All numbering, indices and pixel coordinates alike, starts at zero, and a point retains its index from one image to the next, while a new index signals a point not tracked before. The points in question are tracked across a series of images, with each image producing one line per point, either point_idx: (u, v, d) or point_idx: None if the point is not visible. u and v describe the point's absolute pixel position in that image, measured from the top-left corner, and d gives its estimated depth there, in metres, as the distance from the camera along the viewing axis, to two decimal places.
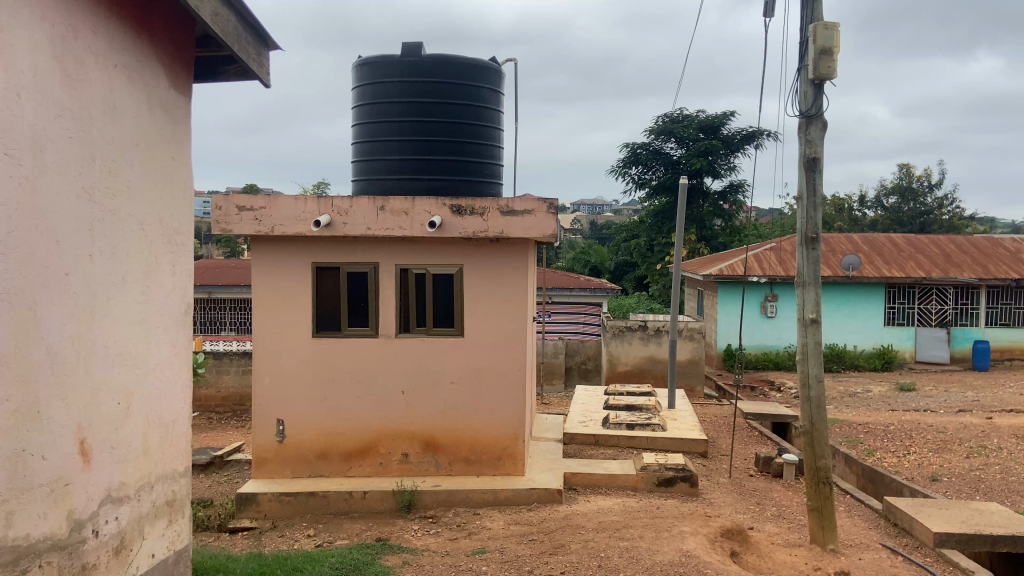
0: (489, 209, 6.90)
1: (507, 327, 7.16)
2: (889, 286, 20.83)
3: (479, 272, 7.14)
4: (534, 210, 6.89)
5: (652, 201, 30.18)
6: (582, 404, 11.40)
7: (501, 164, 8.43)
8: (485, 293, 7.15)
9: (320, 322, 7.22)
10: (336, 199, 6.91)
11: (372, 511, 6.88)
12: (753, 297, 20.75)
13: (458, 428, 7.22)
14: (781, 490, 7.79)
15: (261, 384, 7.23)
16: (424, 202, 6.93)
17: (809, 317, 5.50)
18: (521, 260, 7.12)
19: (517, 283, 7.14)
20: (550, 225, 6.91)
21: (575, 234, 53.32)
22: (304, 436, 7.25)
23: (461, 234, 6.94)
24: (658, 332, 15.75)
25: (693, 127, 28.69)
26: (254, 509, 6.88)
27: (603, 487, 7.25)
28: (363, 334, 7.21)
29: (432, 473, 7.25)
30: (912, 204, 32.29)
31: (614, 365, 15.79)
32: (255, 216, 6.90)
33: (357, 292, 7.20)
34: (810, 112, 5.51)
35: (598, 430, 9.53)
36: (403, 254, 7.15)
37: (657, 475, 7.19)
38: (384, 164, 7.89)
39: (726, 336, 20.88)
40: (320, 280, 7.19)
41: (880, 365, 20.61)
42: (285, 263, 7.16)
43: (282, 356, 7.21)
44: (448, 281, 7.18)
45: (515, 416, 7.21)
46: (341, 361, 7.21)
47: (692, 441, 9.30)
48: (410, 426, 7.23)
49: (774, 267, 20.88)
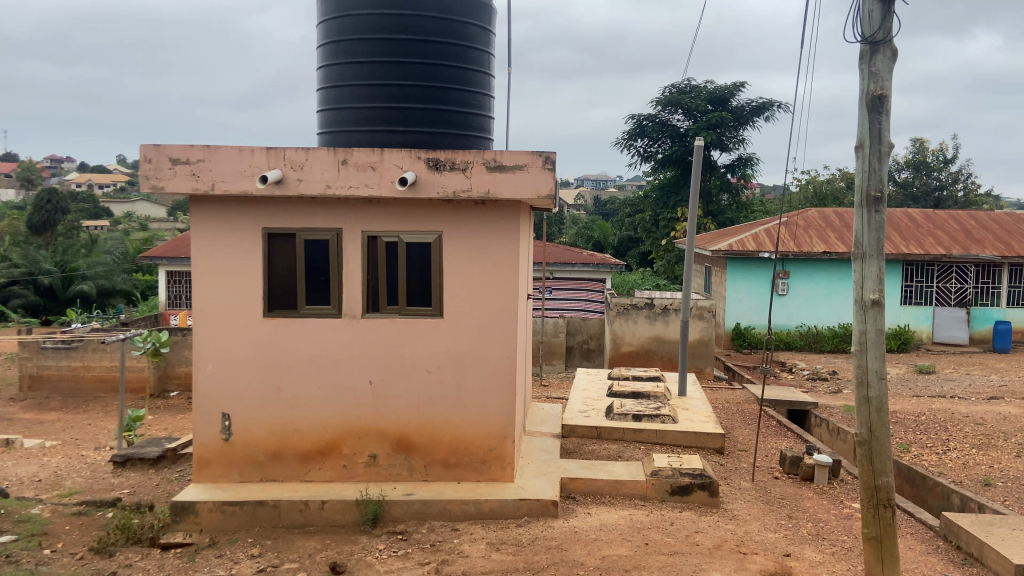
0: (473, 164, 5.73)
1: (495, 306, 6.01)
2: (907, 263, 19.67)
3: (461, 241, 5.97)
4: (527, 165, 5.73)
5: (657, 175, 29.09)
6: (583, 390, 10.34)
7: (492, 116, 7.27)
8: (469, 265, 5.99)
9: (273, 300, 6.09)
10: (290, 152, 5.76)
11: (332, 525, 5.79)
12: (764, 275, 19.70)
13: (435, 426, 6.10)
14: (814, 498, 6.69)
15: (203, 372, 6.11)
16: (394, 154, 5.74)
17: (870, 298, 4.32)
18: (512, 225, 5.94)
19: (506, 253, 5.97)
20: (545, 184, 5.74)
21: (578, 210, 52.34)
22: (253, 434, 6.14)
23: (438, 194, 5.76)
24: (666, 310, 14.65)
25: (702, 99, 27.60)
26: (192, 520, 5.85)
27: (607, 496, 6.15)
28: (324, 314, 6.08)
29: (404, 479, 6.14)
30: (927, 178, 31.11)
31: (617, 346, 14.71)
32: (191, 171, 5.77)
33: (317, 263, 6.07)
34: (876, 38, 4.31)
35: (601, 422, 8.56)
36: (371, 219, 5.99)
37: (670, 482, 6.10)
38: (352, 112, 6.69)
39: (735, 314, 19.84)
40: (272, 249, 6.05)
41: (896, 346, 19.48)
42: (230, 229, 5.99)
43: (228, 340, 6.09)
44: (425, 251, 6.02)
45: (503, 411, 6.07)
46: (298, 347, 6.09)
47: (706, 436, 8.26)
48: (379, 423, 6.11)
49: (787, 242, 19.75)
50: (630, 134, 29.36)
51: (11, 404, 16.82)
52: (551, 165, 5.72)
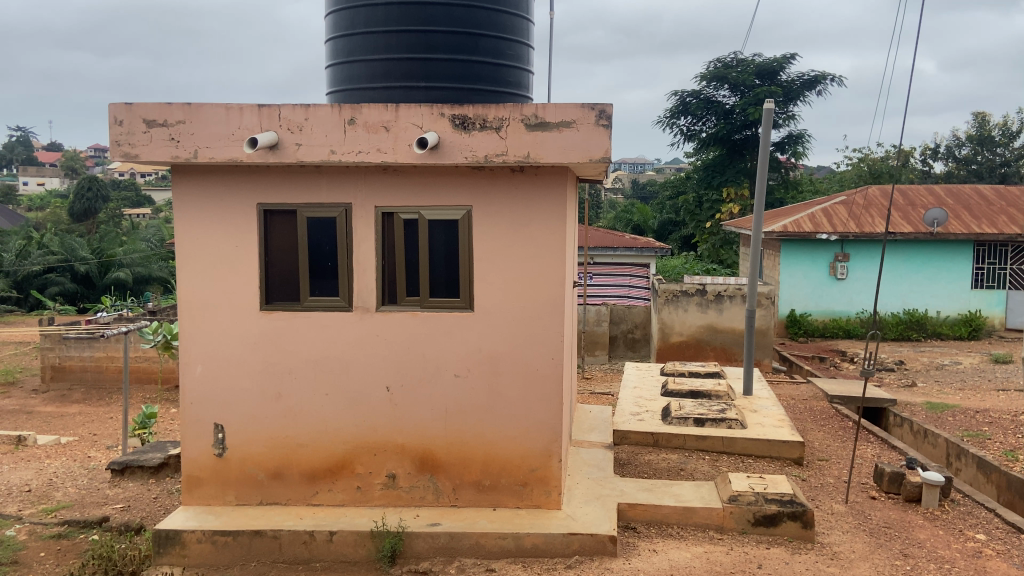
0: (508, 120, 4.63)
1: (537, 296, 4.93)
2: (978, 244, 18.09)
3: (494, 217, 4.89)
4: (575, 121, 4.60)
5: (701, 154, 27.73)
6: (633, 388, 9.23)
7: (530, 69, 6.16)
8: (504, 246, 4.91)
9: (272, 290, 5.09)
10: (286, 110, 4.73)
11: (342, 561, 4.80)
12: (822, 257, 18.27)
13: (465, 442, 5.05)
14: (925, 527, 5.57)
15: (192, 376, 5.15)
16: (411, 110, 4.67)
17: None
18: (557, 196, 4.83)
19: (549, 231, 4.87)
20: (598, 144, 4.61)
21: (616, 194, 50.96)
22: (251, 450, 5.16)
23: (466, 159, 4.68)
24: (719, 297, 13.37)
25: (749, 73, 26.06)
26: (178, 553, 4.89)
27: (674, 527, 5.08)
28: (332, 307, 5.06)
29: (429, 504, 5.12)
30: (988, 154, 29.14)
31: (666, 336, 13.54)
32: (170, 133, 4.78)
33: (323, 245, 5.05)
34: None
35: (657, 427, 7.50)
36: (385, 192, 4.94)
37: (753, 511, 5.01)
38: (365, 66, 5.64)
39: (789, 300, 18.48)
40: (270, 229, 5.05)
41: (966, 334, 17.87)
42: (219, 205, 5.00)
43: (221, 339, 5.11)
44: (451, 229, 4.95)
45: (547, 426, 5.00)
46: (301, 346, 5.09)
47: (781, 445, 7.11)
48: (399, 437, 5.09)
49: (845, 222, 18.26)
50: (672, 112, 27.97)
51: (35, 396, 16.35)
52: (606, 121, 4.58)
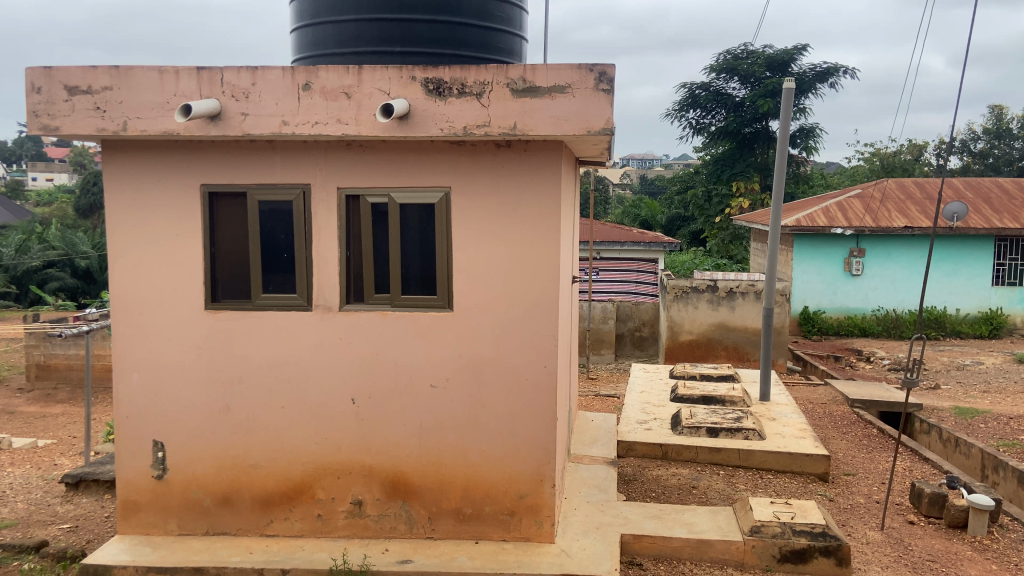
0: (492, 85, 3.90)
1: (528, 292, 4.20)
2: (1000, 239, 17.23)
3: (477, 199, 4.16)
4: (570, 86, 3.86)
5: (711, 148, 26.96)
6: (640, 392, 8.50)
7: (523, 36, 5.42)
8: (487, 234, 4.18)
9: (220, 287, 4.39)
10: (229, 74, 4.01)
11: None
12: (837, 252, 17.45)
13: (443, 463, 4.34)
14: (975, 562, 4.83)
15: (128, 385, 4.44)
16: (377, 73, 3.95)
17: None
18: (552, 175, 4.09)
19: (540, 216, 4.14)
20: (596, 112, 3.86)
21: (625, 189, 50.21)
22: (197, 471, 4.46)
23: (441, 131, 3.94)
24: (731, 294, 12.60)
25: (760, 63, 25.23)
26: None
27: (686, 564, 4.35)
28: (288, 306, 4.34)
29: (401, 536, 4.41)
30: (1005, 147, 28.19)
31: (675, 335, 12.79)
32: (95, 102, 4.07)
33: (278, 233, 4.34)
34: None
35: (665, 438, 6.78)
36: (349, 171, 4.21)
37: (780, 545, 4.28)
38: (332, 29, 4.91)
39: (803, 297, 17.67)
40: (216, 215, 4.34)
41: (987, 332, 17.04)
42: (156, 185, 4.29)
43: (161, 343, 4.41)
44: (427, 214, 4.22)
45: (538, 445, 4.27)
46: (253, 351, 4.37)
47: (805, 459, 6.37)
48: (365, 458, 4.38)
49: (861, 216, 17.43)
50: (681, 104, 27.21)
51: (18, 395, 15.72)
52: (607, 84, 3.85)
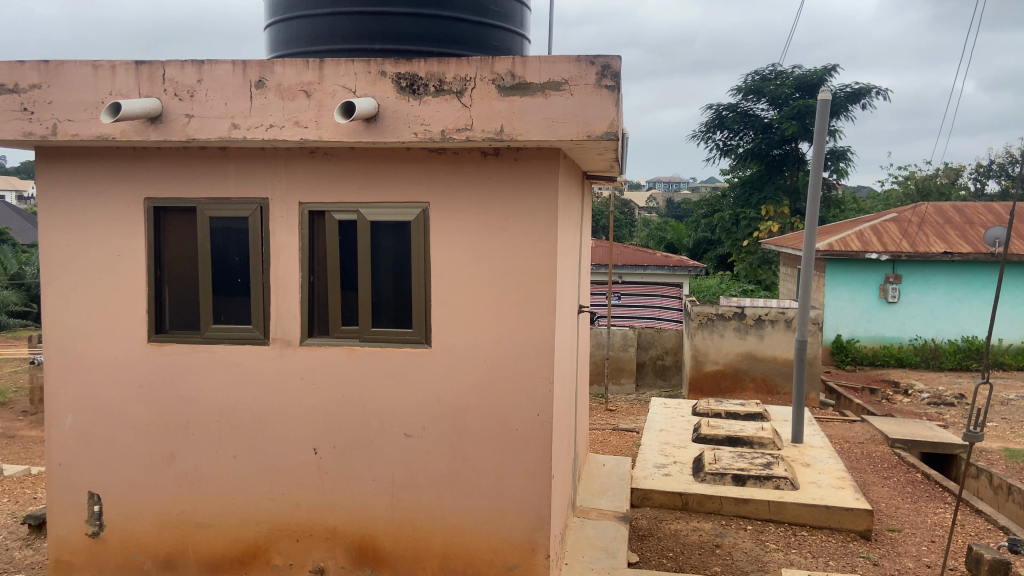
0: (474, 81, 3.31)
1: (518, 326, 3.56)
2: None
3: (458, 217, 3.54)
4: (566, 82, 3.25)
5: (738, 170, 26.24)
6: (660, 431, 7.78)
7: (524, 34, 4.85)
8: (471, 257, 3.55)
9: (165, 316, 3.81)
10: (172, 70, 3.46)
11: None
12: (871, 278, 16.55)
13: (417, 527, 3.70)
14: None
15: (61, 429, 3.87)
16: (342, 67, 3.37)
17: None
18: (547, 189, 3.47)
19: (531, 237, 3.51)
20: (596, 113, 3.24)
21: (652, 212, 49.38)
22: (136, 529, 3.87)
23: (414, 137, 3.34)
24: (760, 321, 11.82)
25: (788, 85, 24.53)
26: None
27: None
28: (243, 338, 3.75)
29: None
30: None
31: (699, 364, 12.04)
32: (21, 102, 3.53)
33: (233, 254, 3.76)
34: None
35: (685, 486, 6.06)
36: (312, 181, 3.62)
37: None
38: (307, 23, 4.36)
39: (835, 325, 16.75)
40: (164, 233, 3.77)
41: None
42: (94, 199, 3.74)
43: (99, 380, 3.83)
44: (403, 234, 3.62)
45: (527, 508, 3.60)
46: (202, 390, 3.77)
47: (843, 514, 5.60)
48: (328, 519, 3.75)
49: (897, 241, 16.55)
50: (707, 126, 26.58)
51: (21, 419, 15.28)
52: (612, 80, 3.22)
